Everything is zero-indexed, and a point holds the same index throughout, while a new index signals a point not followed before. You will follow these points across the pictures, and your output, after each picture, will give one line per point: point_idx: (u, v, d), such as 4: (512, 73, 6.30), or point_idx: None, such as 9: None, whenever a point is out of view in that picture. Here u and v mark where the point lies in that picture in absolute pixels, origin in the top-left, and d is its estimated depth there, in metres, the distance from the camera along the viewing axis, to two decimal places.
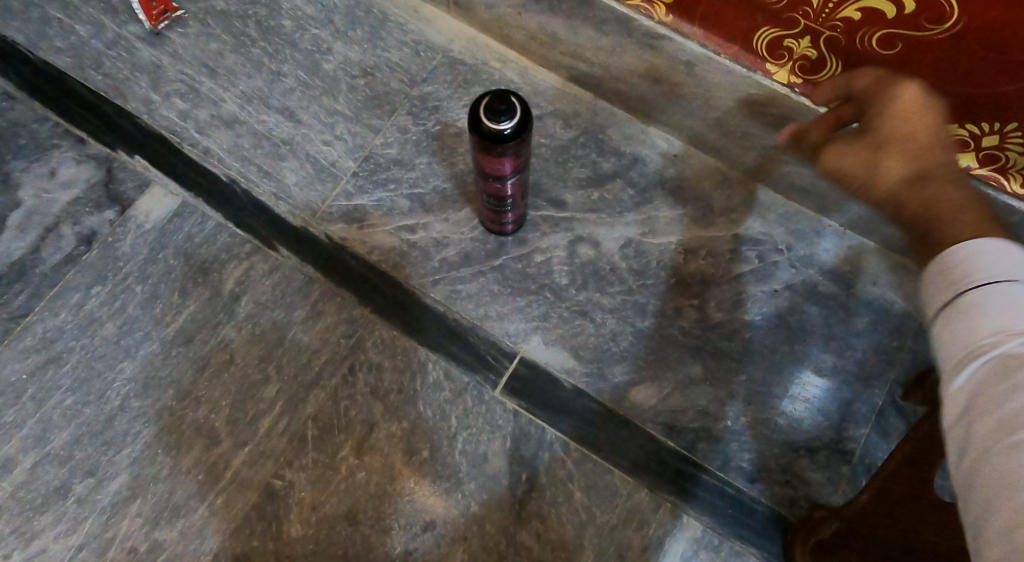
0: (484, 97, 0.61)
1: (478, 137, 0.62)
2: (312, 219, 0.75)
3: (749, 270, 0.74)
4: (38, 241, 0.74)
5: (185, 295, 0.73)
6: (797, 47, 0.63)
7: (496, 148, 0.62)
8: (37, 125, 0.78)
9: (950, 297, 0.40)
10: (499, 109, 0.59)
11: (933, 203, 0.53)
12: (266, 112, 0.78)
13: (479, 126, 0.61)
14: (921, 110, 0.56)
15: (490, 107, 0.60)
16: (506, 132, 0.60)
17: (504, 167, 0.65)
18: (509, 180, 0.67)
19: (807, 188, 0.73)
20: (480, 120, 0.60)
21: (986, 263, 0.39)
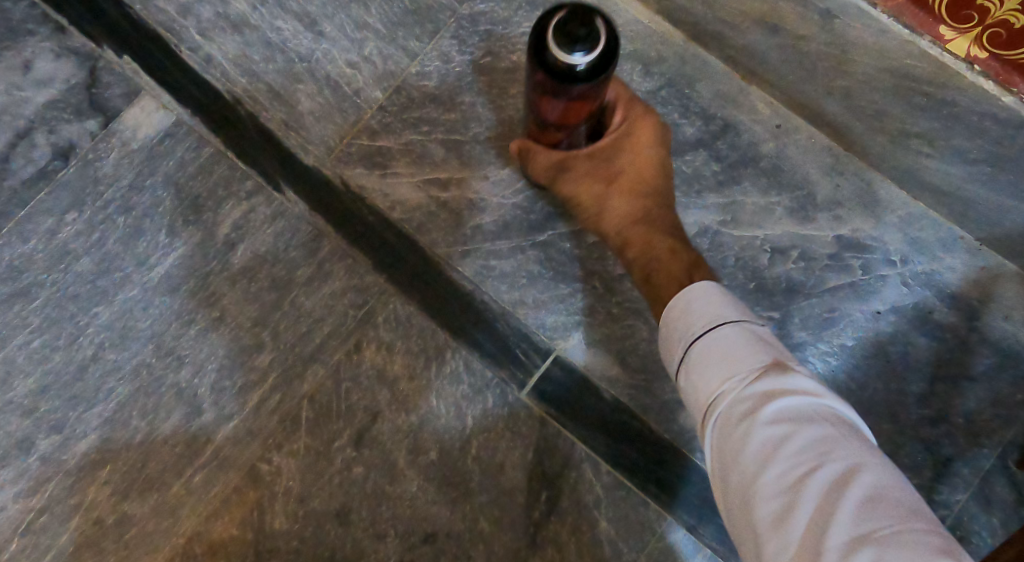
0: (554, 17, 0.45)
1: (543, 75, 0.46)
2: (327, 159, 0.63)
3: (849, 284, 0.60)
4: (7, 149, 0.63)
5: (173, 234, 0.62)
6: (995, 10, 0.43)
7: (563, 90, 0.47)
8: (11, 4, 0.65)
9: (680, 351, 0.46)
10: (580, 42, 0.43)
11: (637, 245, 0.56)
12: (282, 17, 0.64)
13: (545, 65, 0.45)
14: (651, 163, 0.57)
15: (563, 35, 0.44)
16: (580, 77, 0.45)
17: (568, 111, 0.50)
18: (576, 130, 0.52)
19: (945, 190, 0.57)
20: (548, 56, 0.45)
21: (693, 311, 0.46)
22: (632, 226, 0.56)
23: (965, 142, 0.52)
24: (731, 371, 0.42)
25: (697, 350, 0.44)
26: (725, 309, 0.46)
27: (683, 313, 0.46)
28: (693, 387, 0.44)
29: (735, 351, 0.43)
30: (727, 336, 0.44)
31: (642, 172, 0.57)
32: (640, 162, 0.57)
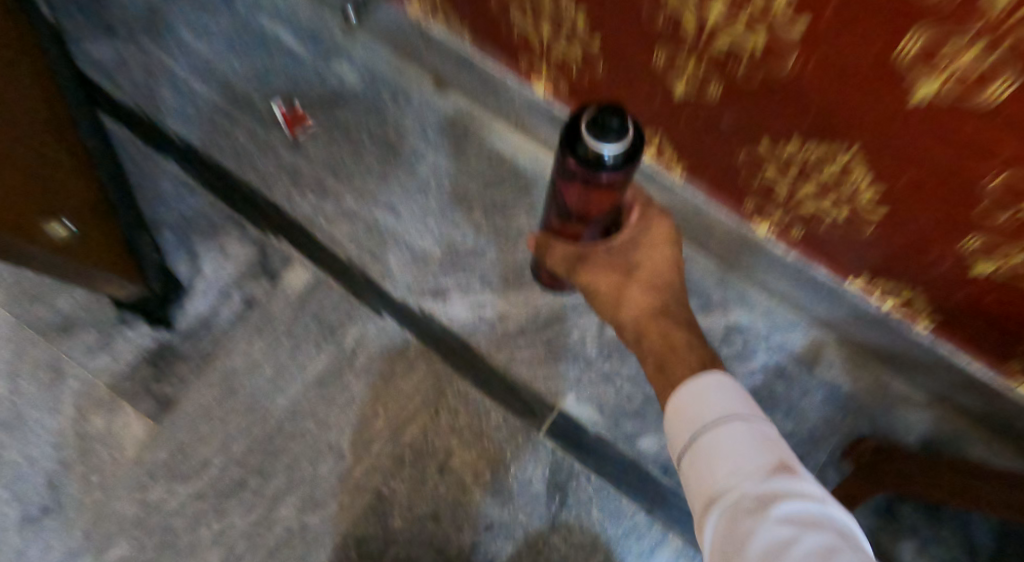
0: (586, 116, 0.68)
1: (579, 160, 0.69)
2: (407, 295, 1.01)
3: (734, 352, 0.95)
4: (217, 303, 1.03)
5: (319, 348, 1.01)
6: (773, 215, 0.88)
7: (593, 172, 0.70)
8: (210, 211, 1.05)
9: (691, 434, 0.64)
10: (605, 125, 0.67)
11: (655, 337, 0.77)
12: (375, 206, 1.04)
13: (578, 142, 0.68)
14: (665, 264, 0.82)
15: (595, 125, 0.67)
16: (610, 158, 0.67)
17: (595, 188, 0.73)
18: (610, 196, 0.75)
19: (781, 293, 0.96)
20: (580, 135, 0.68)
21: (706, 407, 0.64)
22: (649, 315, 0.79)
23: (778, 271, 0.92)
24: (737, 465, 0.60)
25: (706, 441, 0.62)
26: (725, 403, 0.64)
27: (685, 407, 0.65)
28: (693, 466, 0.62)
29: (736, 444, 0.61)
30: (726, 433, 0.62)
31: (656, 271, 0.82)
32: (654, 259, 0.83)
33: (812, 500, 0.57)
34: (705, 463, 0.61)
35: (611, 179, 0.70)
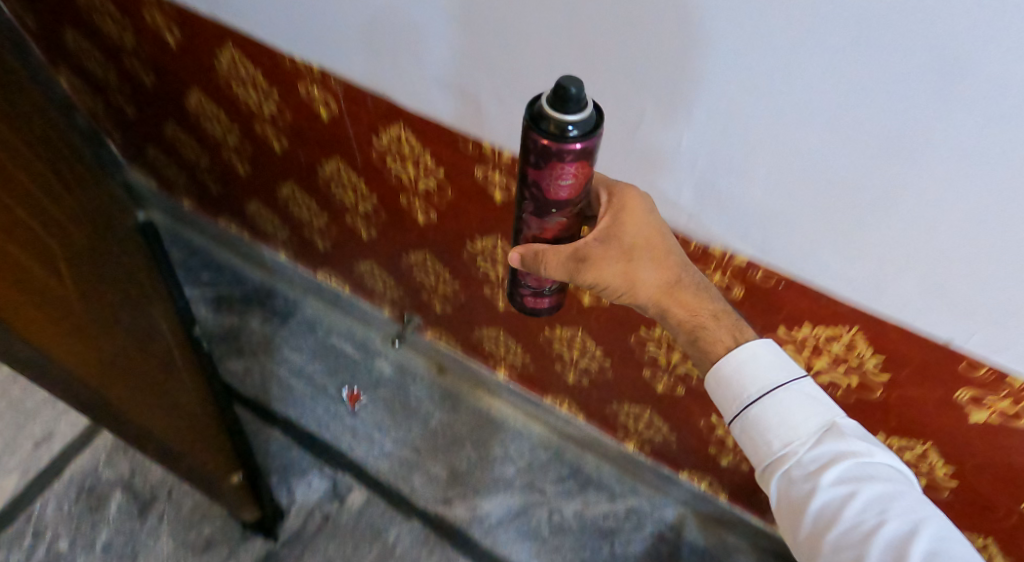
0: (544, 96, 0.78)
1: (546, 139, 0.77)
2: (426, 504, 1.59)
3: (632, 526, 1.59)
4: (303, 521, 1.57)
5: (373, 542, 1.55)
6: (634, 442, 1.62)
7: (559, 149, 0.77)
8: (298, 459, 1.64)
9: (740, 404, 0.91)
10: (575, 96, 0.75)
11: (660, 290, 0.93)
12: (401, 449, 1.65)
13: (546, 121, 0.77)
14: (652, 230, 0.92)
15: (557, 97, 0.76)
16: (575, 125, 0.76)
17: (568, 184, 0.83)
18: (588, 183, 0.84)
19: (653, 487, 1.65)
20: (547, 111, 0.76)
21: (750, 385, 0.90)
22: (653, 289, 0.94)
23: (647, 475, 1.64)
24: (792, 437, 0.89)
25: (756, 411, 0.90)
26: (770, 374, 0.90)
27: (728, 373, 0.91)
28: (755, 429, 0.90)
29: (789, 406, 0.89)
30: (777, 390, 0.90)
31: (648, 239, 0.92)
32: (646, 233, 0.92)
33: (887, 465, 0.87)
34: (759, 424, 0.90)
35: (589, 169, 0.81)
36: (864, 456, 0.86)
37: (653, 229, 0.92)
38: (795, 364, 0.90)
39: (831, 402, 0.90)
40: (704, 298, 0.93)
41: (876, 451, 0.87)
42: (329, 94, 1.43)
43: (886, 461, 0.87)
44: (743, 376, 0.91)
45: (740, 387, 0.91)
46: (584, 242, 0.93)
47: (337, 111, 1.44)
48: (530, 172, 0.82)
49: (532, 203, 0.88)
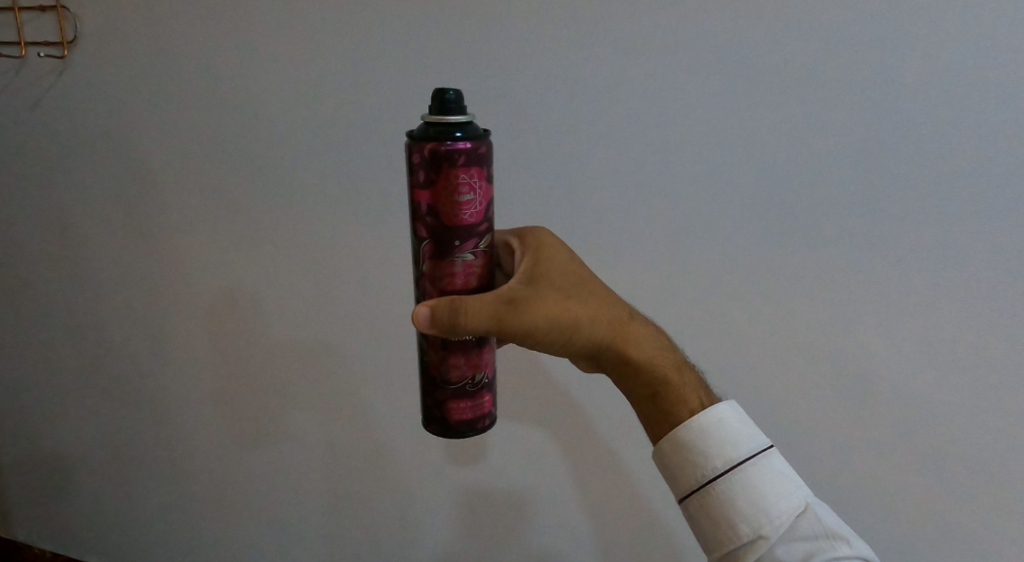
0: (427, 113, 0.86)
1: (430, 147, 0.84)
2: None
3: None
4: None
5: None
6: None
7: (450, 159, 0.85)
8: None
9: (706, 468, 0.85)
10: (455, 99, 0.85)
11: (618, 341, 0.88)
12: None
13: (432, 132, 0.85)
14: (578, 263, 0.92)
15: (436, 113, 0.85)
16: (459, 127, 0.85)
17: (468, 212, 0.87)
18: (489, 207, 0.88)
19: None
20: (433, 128, 0.85)
21: (717, 456, 0.85)
22: (604, 328, 0.88)
23: None
24: (773, 513, 0.82)
25: (721, 487, 0.84)
26: (736, 436, 0.85)
27: (689, 437, 0.85)
28: (718, 510, 0.84)
29: (760, 481, 0.84)
30: (740, 466, 0.84)
31: (574, 271, 0.91)
32: (570, 265, 0.91)
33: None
34: (721, 502, 0.84)
35: (485, 182, 0.87)
36: (833, 554, 0.79)
37: (583, 270, 0.91)
38: (759, 436, 0.86)
39: (803, 486, 0.85)
40: (658, 345, 0.90)
41: (846, 545, 0.80)
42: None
43: (858, 556, 0.80)
44: (698, 443, 0.85)
45: (700, 455, 0.85)
46: (511, 286, 0.88)
47: None
48: (433, 206, 0.87)
49: (431, 237, 0.88)
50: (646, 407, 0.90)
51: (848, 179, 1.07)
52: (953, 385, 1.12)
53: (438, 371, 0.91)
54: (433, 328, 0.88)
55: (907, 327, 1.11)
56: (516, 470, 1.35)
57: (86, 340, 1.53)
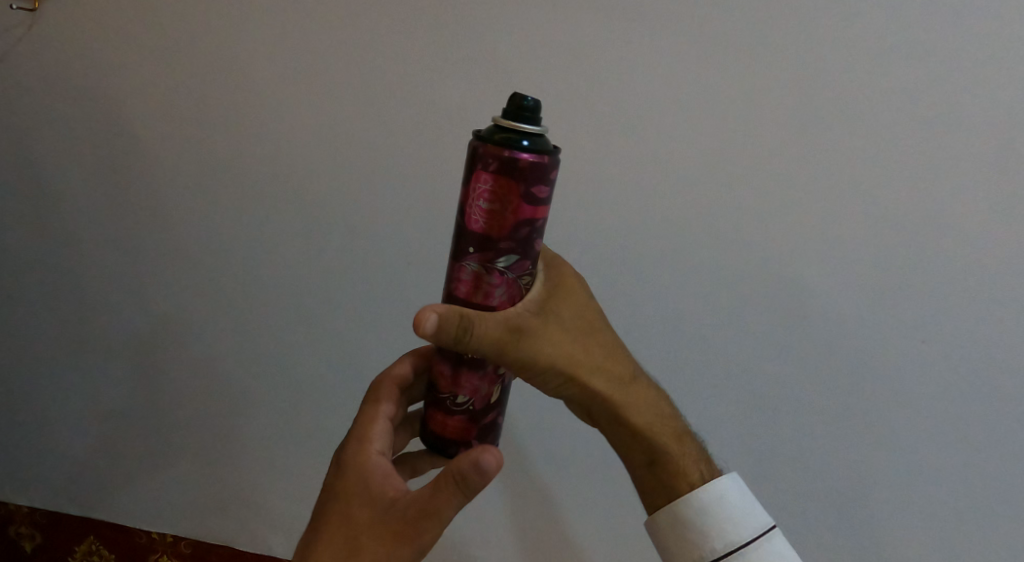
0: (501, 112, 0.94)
1: (498, 142, 0.91)
2: None
3: None
4: None
5: None
6: None
7: (513, 160, 0.91)
8: None
9: (711, 541, 1.02)
10: (532, 107, 0.92)
11: (626, 397, 1.03)
12: None
13: (502, 131, 0.92)
14: (596, 315, 1.05)
15: (511, 113, 0.92)
16: (528, 133, 0.92)
17: (514, 213, 0.93)
18: (536, 215, 0.94)
19: None
20: (508, 129, 0.92)
21: (726, 540, 1.02)
22: (614, 384, 1.02)
23: None
24: None
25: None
26: (739, 517, 1.03)
27: (688, 512, 1.03)
28: None
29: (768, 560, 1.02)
30: (744, 544, 1.02)
31: (593, 324, 1.04)
32: (591, 315, 1.04)
33: None
34: None
35: (537, 193, 0.93)
36: None
37: (599, 323, 1.04)
38: (763, 520, 1.05)
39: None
40: (661, 404, 1.05)
41: None
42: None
43: None
44: (701, 527, 1.02)
45: (687, 503, 1.03)
46: (533, 327, 0.98)
47: None
48: (492, 204, 0.93)
49: (476, 225, 0.95)
50: (632, 453, 1.04)
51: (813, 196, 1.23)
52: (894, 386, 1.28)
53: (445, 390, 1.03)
54: (438, 334, 0.94)
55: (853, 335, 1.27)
56: None
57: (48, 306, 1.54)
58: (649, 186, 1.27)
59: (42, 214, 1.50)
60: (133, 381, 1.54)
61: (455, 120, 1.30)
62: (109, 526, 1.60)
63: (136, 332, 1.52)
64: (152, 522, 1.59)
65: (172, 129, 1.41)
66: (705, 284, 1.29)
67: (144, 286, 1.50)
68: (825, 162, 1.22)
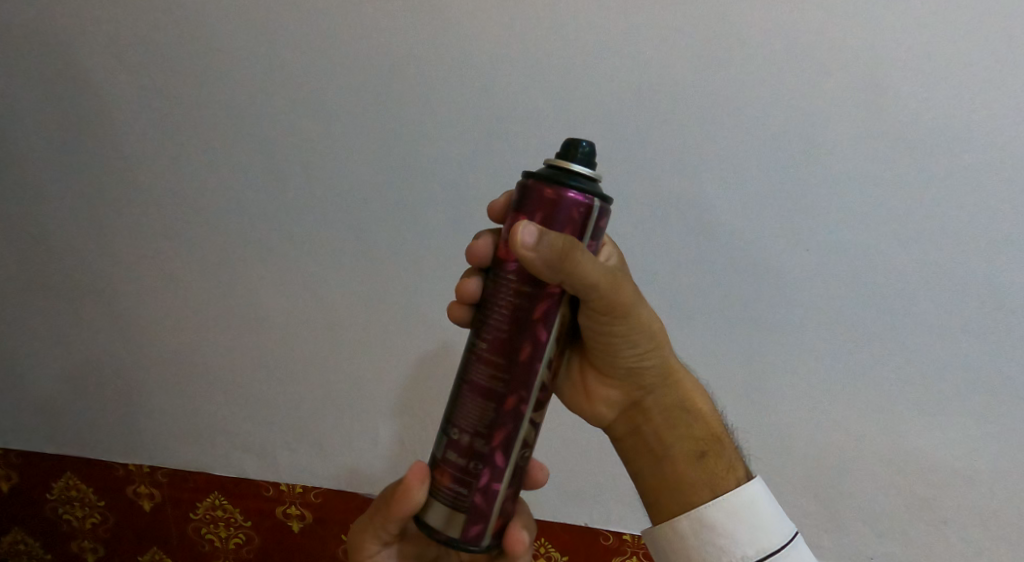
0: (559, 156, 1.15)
1: (567, 171, 1.13)
2: None
3: None
4: None
5: None
6: None
7: (580, 186, 1.12)
8: None
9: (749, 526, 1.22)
10: (590, 153, 1.14)
11: (679, 386, 1.30)
12: None
13: (565, 166, 1.13)
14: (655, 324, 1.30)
15: (571, 156, 1.14)
16: (586, 170, 1.13)
17: (580, 227, 1.12)
18: (592, 235, 1.13)
19: None
20: (568, 167, 1.13)
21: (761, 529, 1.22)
22: (670, 372, 1.30)
23: None
24: None
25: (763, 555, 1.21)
26: (770, 511, 1.24)
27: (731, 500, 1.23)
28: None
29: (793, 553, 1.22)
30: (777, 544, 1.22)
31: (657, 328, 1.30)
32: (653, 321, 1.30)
33: None
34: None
35: (594, 220, 1.13)
36: None
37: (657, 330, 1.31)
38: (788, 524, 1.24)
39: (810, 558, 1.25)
40: (702, 401, 1.31)
41: None
42: (151, 494, 1.68)
43: None
44: (727, 532, 1.22)
45: (718, 506, 1.23)
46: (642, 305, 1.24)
47: (163, 503, 1.68)
48: (563, 211, 1.11)
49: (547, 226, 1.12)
50: (688, 442, 1.28)
51: (722, 126, 1.38)
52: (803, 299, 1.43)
53: (477, 435, 1.15)
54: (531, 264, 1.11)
55: (765, 249, 1.42)
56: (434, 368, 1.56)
57: (32, 255, 1.63)
58: (564, 119, 1.41)
59: (14, 172, 1.59)
60: (110, 323, 1.64)
61: (409, 64, 1.43)
62: (86, 462, 1.69)
63: (116, 275, 1.62)
64: (127, 455, 1.68)
65: (144, 84, 1.51)
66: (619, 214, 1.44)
67: (120, 234, 1.60)
68: (738, 94, 1.36)
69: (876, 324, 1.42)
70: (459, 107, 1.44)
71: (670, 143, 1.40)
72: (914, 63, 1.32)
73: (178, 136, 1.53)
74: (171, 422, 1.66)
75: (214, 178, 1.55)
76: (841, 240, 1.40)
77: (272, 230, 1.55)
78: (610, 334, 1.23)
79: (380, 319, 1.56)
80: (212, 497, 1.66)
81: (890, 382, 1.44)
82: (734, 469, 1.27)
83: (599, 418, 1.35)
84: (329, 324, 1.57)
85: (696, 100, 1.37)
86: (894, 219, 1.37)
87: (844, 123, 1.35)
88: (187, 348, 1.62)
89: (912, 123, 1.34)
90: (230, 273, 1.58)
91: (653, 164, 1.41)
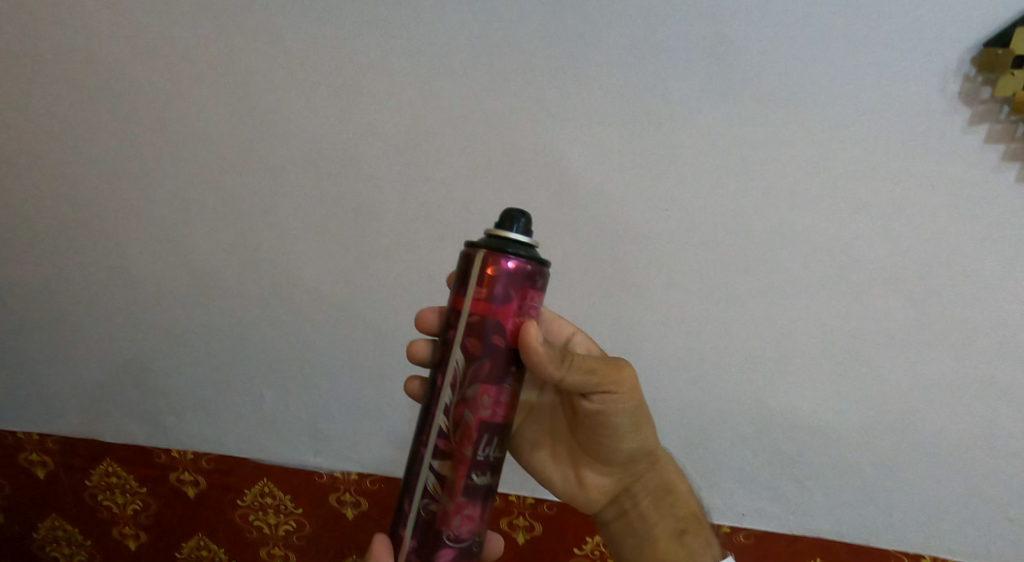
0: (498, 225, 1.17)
1: (509, 240, 1.15)
2: None
3: None
4: None
5: None
6: None
7: (523, 255, 1.14)
8: None
9: None
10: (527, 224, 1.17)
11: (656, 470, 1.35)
12: None
13: (505, 236, 1.15)
14: None
15: (508, 224, 1.16)
16: (526, 239, 1.16)
17: (530, 295, 1.15)
18: (536, 306, 1.16)
19: None
20: (504, 236, 1.15)
21: None
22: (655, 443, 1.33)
23: None
24: None
25: None
26: None
27: None
28: None
29: None
30: None
31: None
32: None
33: None
34: None
35: (536, 291, 1.16)
36: None
37: None
38: None
39: None
40: (679, 483, 1.37)
41: None
42: (43, 462, 1.68)
43: None
44: None
45: None
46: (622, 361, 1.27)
47: (56, 471, 1.67)
48: (511, 280, 1.14)
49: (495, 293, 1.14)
50: (670, 526, 1.34)
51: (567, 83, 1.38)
52: (664, 260, 1.43)
53: (429, 505, 1.15)
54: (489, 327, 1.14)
55: (620, 210, 1.42)
56: (309, 333, 1.54)
57: None
58: (414, 74, 1.41)
59: None
60: None
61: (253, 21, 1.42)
62: None
63: None
64: (16, 423, 1.67)
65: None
66: (481, 173, 1.44)
67: None
68: (580, 50, 1.37)
69: (733, 280, 1.42)
70: (309, 60, 1.43)
71: (520, 100, 1.40)
72: (748, 18, 1.33)
73: (34, 100, 1.50)
74: (56, 390, 1.64)
75: (75, 142, 1.51)
76: (696, 195, 1.40)
77: (138, 194, 1.52)
78: (606, 424, 1.29)
79: (252, 283, 1.53)
80: (104, 463, 1.66)
81: (752, 340, 1.44)
82: (711, 544, 1.35)
83: (591, 504, 1.38)
84: (202, 290, 1.55)
85: (541, 56, 1.38)
86: (741, 178, 1.38)
87: (687, 79, 1.36)
88: (66, 316, 1.60)
89: (752, 79, 1.35)
90: (100, 240, 1.55)
91: (506, 119, 1.41)
